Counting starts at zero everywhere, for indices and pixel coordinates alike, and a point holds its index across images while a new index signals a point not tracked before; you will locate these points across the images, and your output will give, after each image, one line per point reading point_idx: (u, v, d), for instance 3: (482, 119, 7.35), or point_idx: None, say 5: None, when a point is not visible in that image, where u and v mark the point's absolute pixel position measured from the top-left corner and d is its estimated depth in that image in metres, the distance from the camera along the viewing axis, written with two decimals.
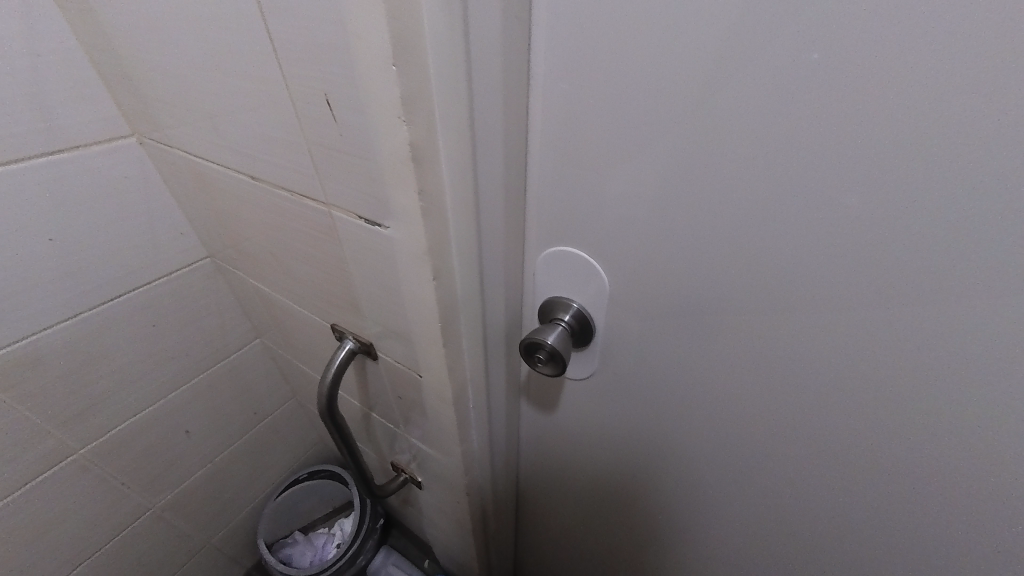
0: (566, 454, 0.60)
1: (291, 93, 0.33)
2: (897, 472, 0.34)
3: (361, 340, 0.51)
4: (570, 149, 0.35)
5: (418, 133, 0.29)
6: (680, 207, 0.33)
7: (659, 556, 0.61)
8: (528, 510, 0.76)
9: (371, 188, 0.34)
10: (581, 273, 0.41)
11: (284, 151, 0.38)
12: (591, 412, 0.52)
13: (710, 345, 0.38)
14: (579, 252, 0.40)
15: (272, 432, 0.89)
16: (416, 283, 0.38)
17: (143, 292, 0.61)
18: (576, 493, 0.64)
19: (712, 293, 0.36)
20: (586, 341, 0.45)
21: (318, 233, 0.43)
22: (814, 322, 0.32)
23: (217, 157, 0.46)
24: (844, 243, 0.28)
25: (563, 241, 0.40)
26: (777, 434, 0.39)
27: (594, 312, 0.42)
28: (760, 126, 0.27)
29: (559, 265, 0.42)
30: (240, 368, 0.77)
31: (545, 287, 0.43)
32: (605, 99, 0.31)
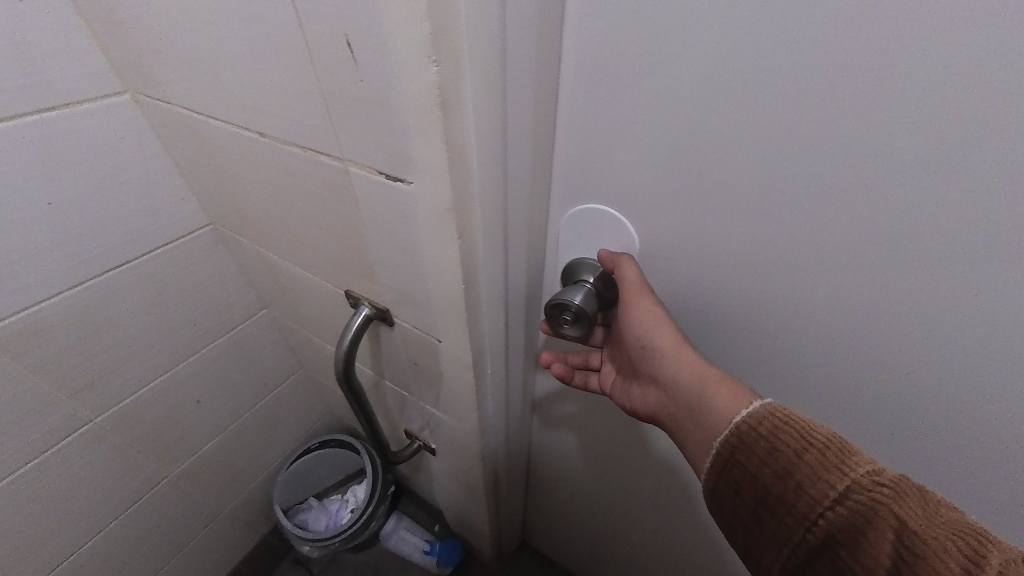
0: (577, 418, 0.61)
1: (304, 34, 0.31)
2: (919, 433, 0.34)
3: (376, 306, 0.50)
4: (599, 101, 0.33)
5: (446, 77, 0.27)
6: (711, 160, 0.31)
7: (667, 519, 0.63)
8: (539, 475, 0.78)
9: (391, 138, 0.32)
10: (607, 234, 0.40)
11: (296, 102, 0.36)
12: None
13: (740, 306, 0.38)
14: (606, 209, 0.39)
15: (281, 403, 0.89)
16: (437, 243, 0.37)
17: (147, 260, 0.59)
18: (586, 456, 0.65)
19: (744, 252, 0.34)
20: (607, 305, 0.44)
21: (331, 193, 0.41)
22: (848, 282, 0.31)
23: (220, 113, 0.44)
24: (895, 198, 0.26)
25: (588, 201, 0.39)
26: (799, 396, 0.39)
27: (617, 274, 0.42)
28: (816, 71, 0.25)
29: (584, 224, 0.41)
30: (246, 338, 0.76)
31: (569, 247, 0.43)
32: (643, 40, 0.29)
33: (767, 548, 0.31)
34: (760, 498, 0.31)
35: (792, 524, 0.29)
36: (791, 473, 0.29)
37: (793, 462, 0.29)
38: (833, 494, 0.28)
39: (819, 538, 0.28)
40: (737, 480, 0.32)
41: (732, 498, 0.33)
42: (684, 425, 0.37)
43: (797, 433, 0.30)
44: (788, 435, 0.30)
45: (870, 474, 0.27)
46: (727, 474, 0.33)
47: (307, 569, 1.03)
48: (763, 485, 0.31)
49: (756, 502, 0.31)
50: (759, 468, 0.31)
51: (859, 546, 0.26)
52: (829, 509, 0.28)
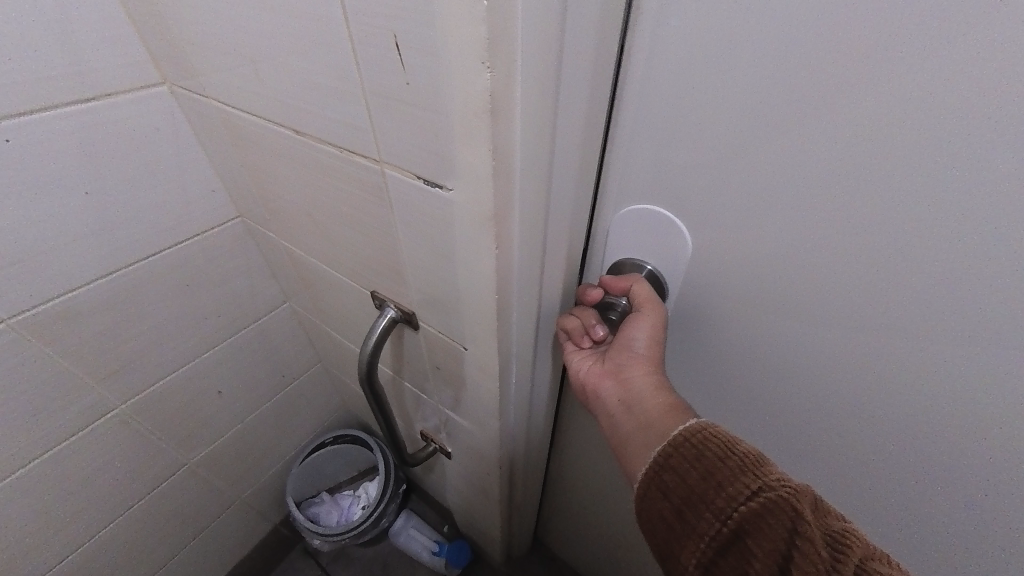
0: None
1: (351, 34, 0.30)
2: (977, 457, 0.33)
3: (402, 309, 0.49)
4: (664, 105, 0.32)
5: (499, 81, 0.25)
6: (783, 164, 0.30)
7: None
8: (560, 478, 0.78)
9: (433, 143, 0.31)
10: (660, 234, 0.39)
11: (336, 102, 0.35)
12: None
13: (798, 319, 0.36)
14: (660, 211, 0.37)
15: (298, 396, 0.89)
16: (473, 250, 0.35)
17: (177, 250, 0.59)
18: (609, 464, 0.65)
19: (805, 274, 0.33)
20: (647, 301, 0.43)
21: (365, 192, 0.40)
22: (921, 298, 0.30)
23: (257, 109, 0.43)
24: (975, 224, 0.26)
25: (639, 205, 0.38)
26: (848, 416, 0.38)
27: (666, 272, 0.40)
28: (916, 76, 0.24)
29: (636, 224, 0.39)
30: (268, 330, 0.77)
31: (617, 247, 0.41)
32: (714, 52, 0.28)
33: (682, 552, 0.31)
34: (681, 497, 0.32)
35: (705, 521, 0.30)
36: (710, 473, 0.31)
37: (715, 464, 0.31)
38: (746, 493, 0.29)
39: (728, 533, 0.29)
40: (666, 481, 0.33)
41: (658, 498, 0.33)
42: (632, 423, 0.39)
43: (723, 441, 0.32)
44: (714, 442, 0.32)
45: (778, 479, 0.29)
46: (659, 477, 0.33)
47: (317, 560, 1.04)
48: (690, 485, 0.31)
49: (681, 503, 0.32)
50: (688, 470, 0.32)
51: (758, 539, 0.28)
52: (740, 505, 0.29)
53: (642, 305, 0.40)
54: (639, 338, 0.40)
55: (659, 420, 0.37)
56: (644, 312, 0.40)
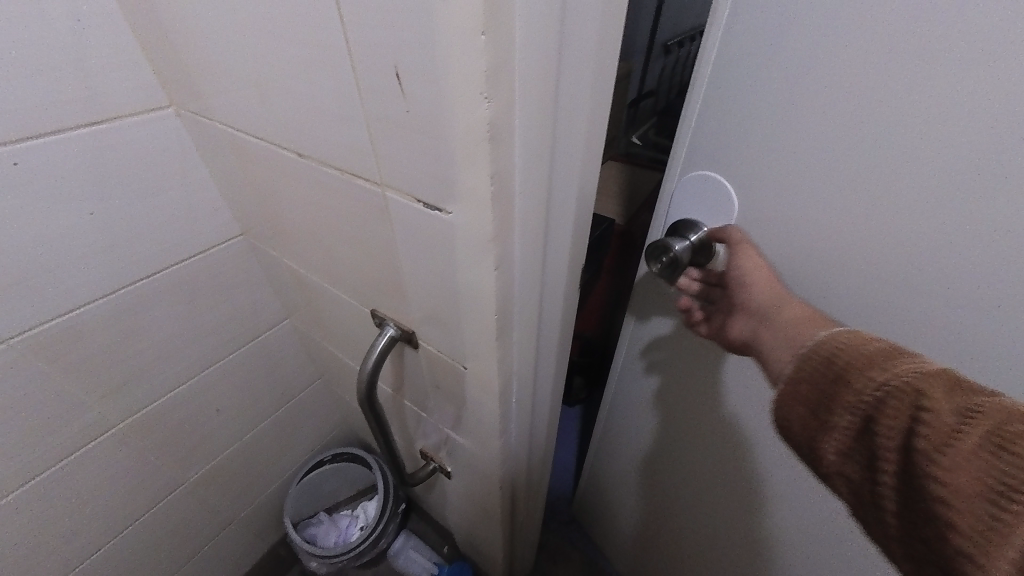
0: (639, 385, 0.66)
1: (354, 63, 0.30)
2: None
3: (402, 327, 0.49)
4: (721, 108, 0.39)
5: (498, 111, 0.26)
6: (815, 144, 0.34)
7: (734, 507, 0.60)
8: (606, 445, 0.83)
9: (435, 169, 0.31)
10: (716, 199, 0.43)
11: (339, 126, 0.35)
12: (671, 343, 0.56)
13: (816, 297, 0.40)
14: (714, 180, 0.42)
15: (298, 413, 0.89)
16: (473, 273, 0.35)
17: (179, 268, 0.60)
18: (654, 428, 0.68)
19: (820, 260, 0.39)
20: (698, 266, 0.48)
21: (367, 213, 0.40)
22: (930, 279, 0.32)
23: (262, 130, 0.44)
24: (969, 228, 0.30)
25: (697, 175, 0.43)
26: None
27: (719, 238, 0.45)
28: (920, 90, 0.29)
29: (697, 189, 0.44)
30: (269, 347, 0.77)
31: (678, 209, 0.46)
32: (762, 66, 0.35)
33: (821, 445, 0.33)
34: (814, 402, 0.33)
35: (837, 414, 0.31)
36: (833, 372, 0.32)
37: (847, 365, 0.31)
38: (874, 385, 0.30)
39: (861, 423, 0.30)
40: (799, 390, 0.34)
41: (790, 404, 0.34)
42: (757, 351, 0.39)
43: (852, 342, 0.32)
44: (842, 345, 0.32)
45: (911, 368, 0.29)
46: (793, 387, 0.34)
47: None
48: (818, 388, 0.33)
49: (813, 406, 0.33)
50: (818, 375, 0.33)
51: (886, 420, 0.29)
52: (870, 395, 0.30)
53: (740, 239, 0.42)
54: (747, 267, 0.41)
55: (779, 339, 0.37)
56: (741, 246, 0.42)
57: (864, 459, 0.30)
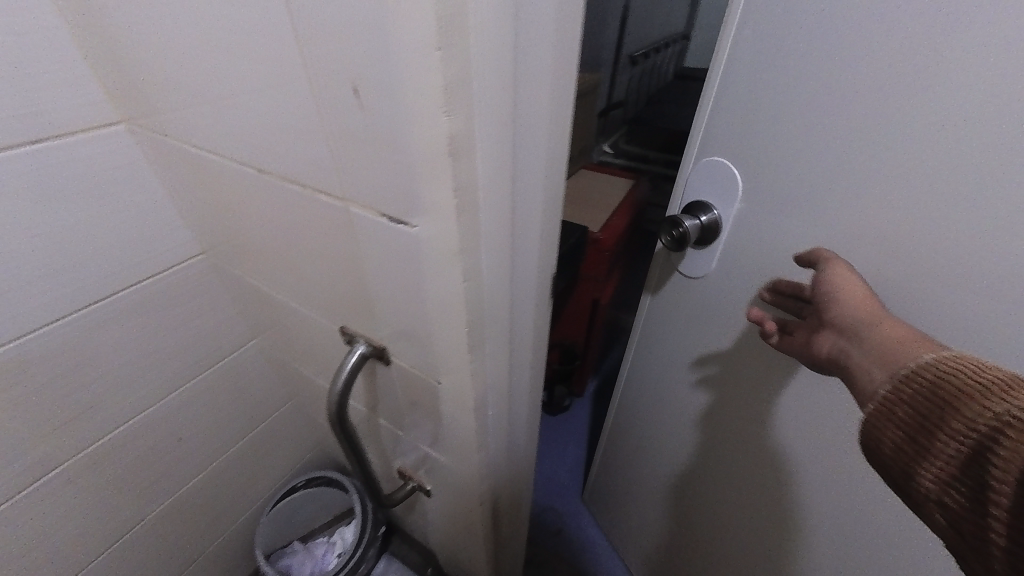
0: (660, 363, 0.72)
1: (312, 80, 0.30)
2: None
3: (373, 344, 0.48)
4: (741, 114, 0.48)
5: (458, 125, 0.26)
6: (806, 126, 0.43)
7: (749, 479, 0.64)
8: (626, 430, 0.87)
9: (398, 183, 0.31)
10: (723, 185, 0.52)
11: (300, 143, 0.35)
12: (690, 317, 0.63)
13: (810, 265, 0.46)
14: (725, 170, 0.51)
15: (269, 437, 0.85)
16: (442, 285, 0.35)
17: (134, 291, 0.57)
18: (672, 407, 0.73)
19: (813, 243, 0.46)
20: (708, 241, 0.56)
21: (332, 229, 0.39)
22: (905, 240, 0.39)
23: (220, 147, 0.43)
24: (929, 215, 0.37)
25: (710, 163, 0.52)
26: None
27: (725, 216, 0.53)
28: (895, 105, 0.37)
29: (712, 174, 0.53)
30: (236, 370, 0.73)
31: (694, 191, 0.55)
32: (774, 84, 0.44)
33: (918, 472, 0.30)
34: (915, 426, 0.31)
35: (940, 441, 0.29)
36: (938, 395, 0.30)
37: (958, 391, 0.29)
38: (986, 414, 0.27)
39: (967, 455, 0.27)
40: (897, 413, 0.32)
41: (884, 424, 0.33)
42: (852, 373, 0.38)
43: (965, 368, 0.29)
44: (954, 371, 0.30)
45: None
46: (891, 412, 0.32)
47: None
48: (920, 414, 0.30)
49: (911, 430, 0.31)
50: (920, 399, 0.31)
51: (994, 452, 0.26)
52: (979, 424, 0.27)
53: (833, 258, 0.43)
54: (845, 285, 0.41)
55: (873, 359, 0.36)
56: (836, 265, 0.42)
57: (968, 494, 0.27)
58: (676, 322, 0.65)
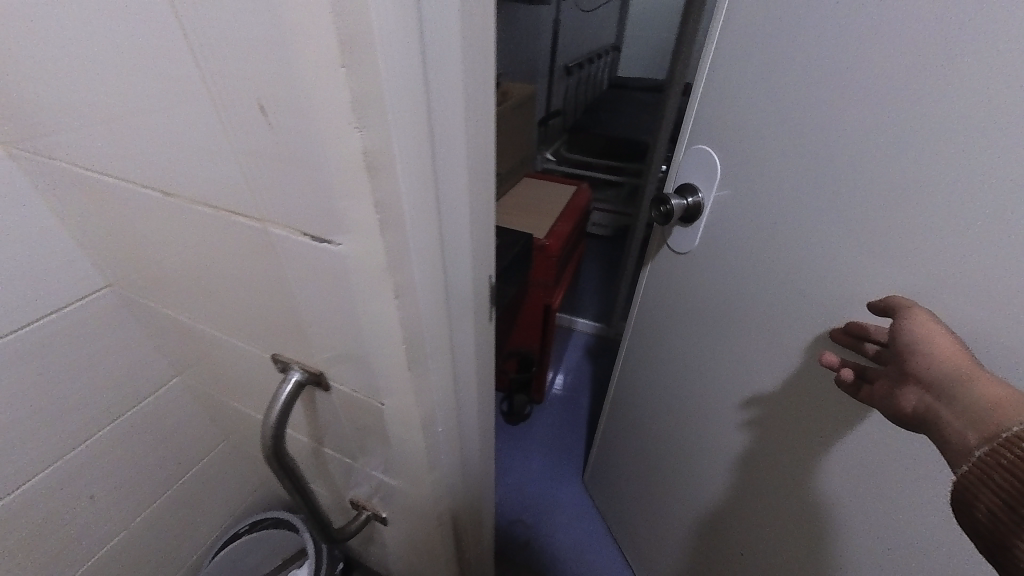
0: (661, 345, 0.76)
1: (214, 98, 0.29)
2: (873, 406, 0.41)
3: (309, 370, 0.45)
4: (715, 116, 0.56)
5: (373, 141, 0.26)
6: (759, 129, 0.50)
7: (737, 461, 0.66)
8: (631, 416, 0.90)
9: (316, 201, 0.29)
10: (706, 170, 0.58)
11: (208, 163, 0.32)
12: (685, 295, 0.67)
13: (756, 235, 0.53)
14: (710, 156, 0.57)
15: (203, 482, 0.77)
16: (374, 303, 0.34)
17: (27, 335, 0.50)
18: (671, 391, 0.76)
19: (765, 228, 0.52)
20: (690, 221, 0.62)
21: (252, 252, 0.37)
22: (815, 209, 0.46)
23: (119, 169, 0.39)
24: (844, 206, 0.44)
25: (702, 149, 0.59)
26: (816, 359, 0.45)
27: (707, 198, 0.59)
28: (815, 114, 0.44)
29: (701, 159, 0.59)
30: (159, 412, 0.67)
31: (687, 174, 0.62)
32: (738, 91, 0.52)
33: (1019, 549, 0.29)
34: (1017, 502, 0.29)
35: None
36: None
37: None
38: None
39: None
40: (997, 484, 0.30)
41: (977, 487, 0.31)
42: (931, 426, 0.36)
43: None
44: None
45: None
46: (989, 480, 0.31)
47: None
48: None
49: (1012, 505, 0.29)
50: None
51: None
52: None
53: (911, 305, 0.39)
54: (928, 334, 0.37)
55: (962, 420, 0.33)
56: (917, 314, 0.38)
57: None
58: (676, 303, 0.70)
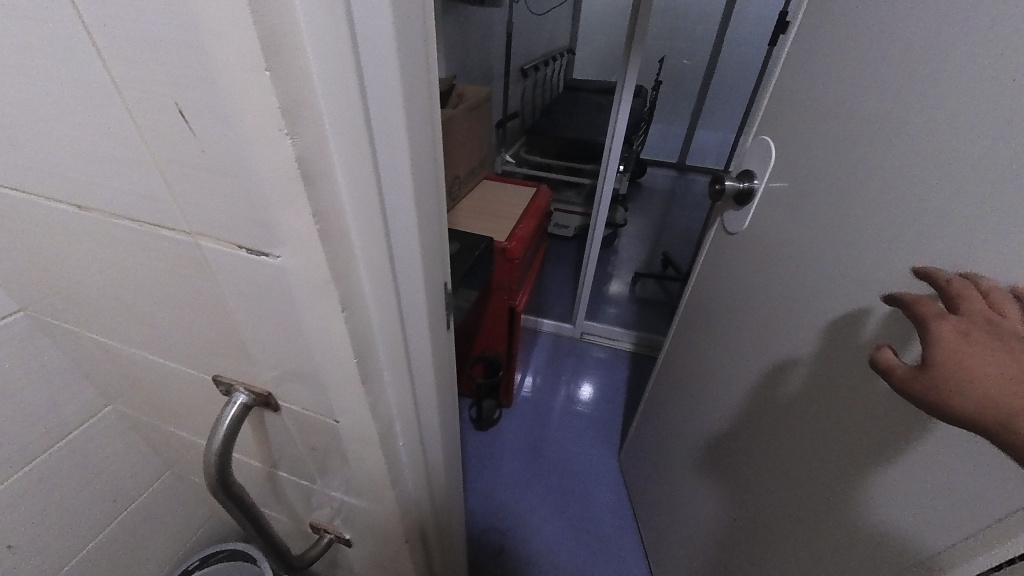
0: (710, 325, 0.79)
1: (127, 104, 0.26)
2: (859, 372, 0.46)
3: (255, 391, 0.43)
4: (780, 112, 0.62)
5: (307, 147, 0.24)
6: (806, 125, 0.55)
7: (755, 448, 0.66)
8: (676, 395, 0.92)
9: (251, 212, 0.28)
10: (764, 156, 0.64)
11: (124, 172, 0.30)
12: (732, 277, 0.71)
13: (784, 226, 0.58)
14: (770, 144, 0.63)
15: (143, 519, 0.71)
16: (321, 318, 0.32)
17: None
18: (711, 370, 0.77)
19: (789, 218, 0.57)
20: (743, 205, 0.69)
21: (183, 269, 0.34)
22: (828, 198, 0.51)
23: (26, 182, 0.35)
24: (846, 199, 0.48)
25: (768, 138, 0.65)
26: (834, 324, 0.50)
27: (761, 183, 0.65)
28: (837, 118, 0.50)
29: (763, 148, 0.65)
30: (89, 446, 0.61)
31: (752, 160, 0.68)
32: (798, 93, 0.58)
33: None
34: None
35: None
36: None
37: None
38: None
39: None
40: None
41: None
42: None
43: None
44: None
45: None
46: None
47: None
48: None
49: None
50: None
51: None
52: None
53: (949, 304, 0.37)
54: None
55: None
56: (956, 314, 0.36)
57: None
58: (727, 285, 0.73)
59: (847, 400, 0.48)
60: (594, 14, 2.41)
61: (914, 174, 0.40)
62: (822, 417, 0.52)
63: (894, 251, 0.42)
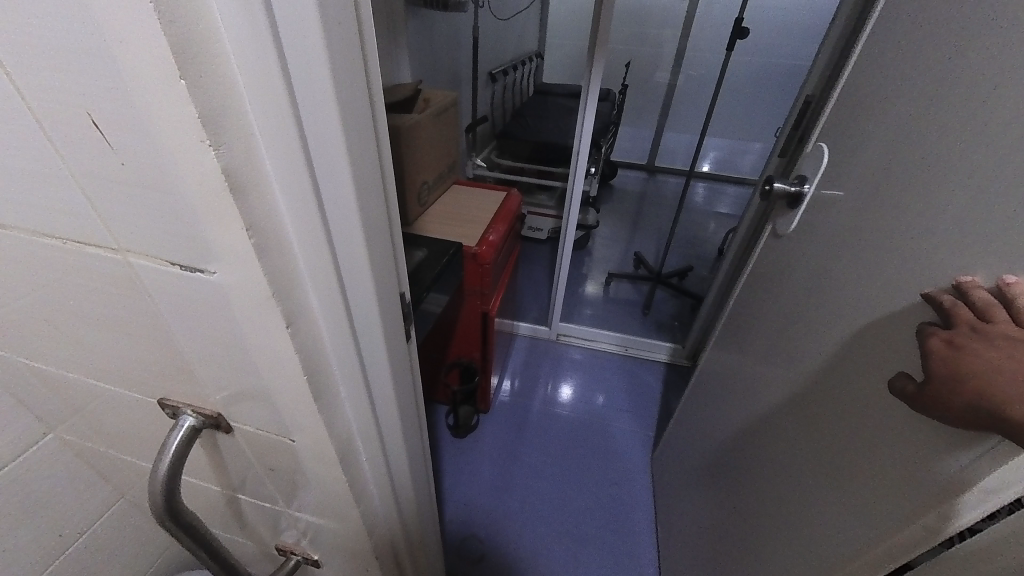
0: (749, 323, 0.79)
1: (37, 115, 0.24)
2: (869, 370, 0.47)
3: (205, 413, 0.41)
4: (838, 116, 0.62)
5: (235, 159, 0.23)
6: (858, 130, 0.56)
7: (768, 444, 0.65)
8: (710, 393, 0.91)
9: (180, 228, 0.26)
10: (817, 162, 0.65)
11: (39, 186, 0.28)
12: (775, 277, 0.72)
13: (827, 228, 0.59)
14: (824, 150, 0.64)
15: (94, 550, 0.67)
16: (265, 336, 0.31)
17: None
18: (744, 367, 0.77)
19: (831, 221, 0.58)
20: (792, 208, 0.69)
21: (117, 289, 0.32)
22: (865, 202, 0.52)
23: None
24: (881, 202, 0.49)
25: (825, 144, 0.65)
26: (851, 323, 0.51)
27: (810, 189, 0.65)
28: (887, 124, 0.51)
29: (819, 154, 0.66)
30: (31, 476, 0.57)
31: (808, 164, 0.68)
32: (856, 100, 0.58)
33: None
34: None
35: None
36: None
37: None
38: None
39: None
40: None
41: None
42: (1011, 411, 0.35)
43: None
44: None
45: None
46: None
47: None
48: None
49: None
50: None
51: None
52: None
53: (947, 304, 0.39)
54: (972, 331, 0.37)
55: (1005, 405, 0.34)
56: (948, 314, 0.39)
57: None
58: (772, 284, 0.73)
59: (852, 397, 0.49)
60: (563, 19, 2.42)
61: (950, 179, 0.41)
62: (831, 412, 0.52)
63: (914, 252, 0.43)
